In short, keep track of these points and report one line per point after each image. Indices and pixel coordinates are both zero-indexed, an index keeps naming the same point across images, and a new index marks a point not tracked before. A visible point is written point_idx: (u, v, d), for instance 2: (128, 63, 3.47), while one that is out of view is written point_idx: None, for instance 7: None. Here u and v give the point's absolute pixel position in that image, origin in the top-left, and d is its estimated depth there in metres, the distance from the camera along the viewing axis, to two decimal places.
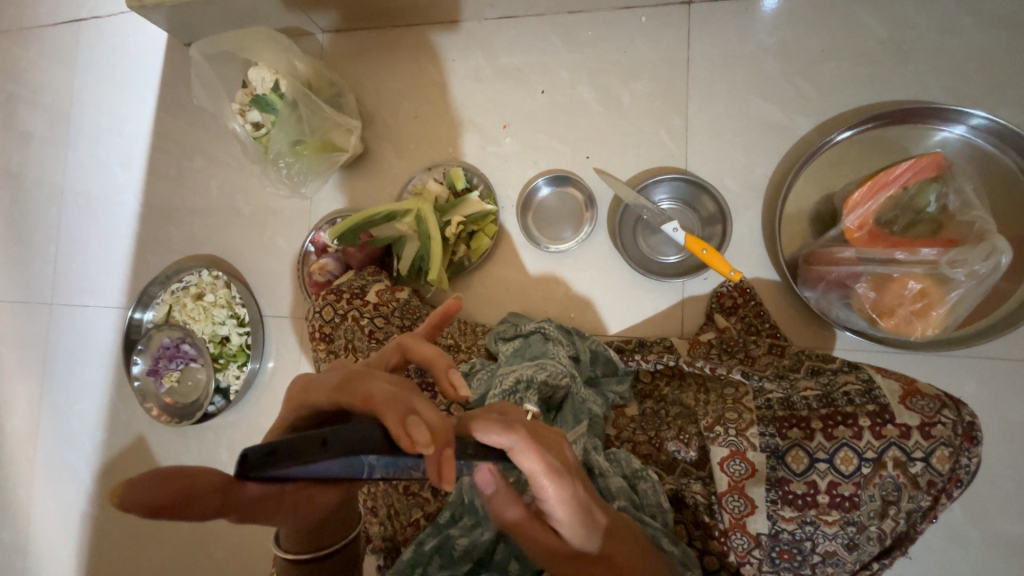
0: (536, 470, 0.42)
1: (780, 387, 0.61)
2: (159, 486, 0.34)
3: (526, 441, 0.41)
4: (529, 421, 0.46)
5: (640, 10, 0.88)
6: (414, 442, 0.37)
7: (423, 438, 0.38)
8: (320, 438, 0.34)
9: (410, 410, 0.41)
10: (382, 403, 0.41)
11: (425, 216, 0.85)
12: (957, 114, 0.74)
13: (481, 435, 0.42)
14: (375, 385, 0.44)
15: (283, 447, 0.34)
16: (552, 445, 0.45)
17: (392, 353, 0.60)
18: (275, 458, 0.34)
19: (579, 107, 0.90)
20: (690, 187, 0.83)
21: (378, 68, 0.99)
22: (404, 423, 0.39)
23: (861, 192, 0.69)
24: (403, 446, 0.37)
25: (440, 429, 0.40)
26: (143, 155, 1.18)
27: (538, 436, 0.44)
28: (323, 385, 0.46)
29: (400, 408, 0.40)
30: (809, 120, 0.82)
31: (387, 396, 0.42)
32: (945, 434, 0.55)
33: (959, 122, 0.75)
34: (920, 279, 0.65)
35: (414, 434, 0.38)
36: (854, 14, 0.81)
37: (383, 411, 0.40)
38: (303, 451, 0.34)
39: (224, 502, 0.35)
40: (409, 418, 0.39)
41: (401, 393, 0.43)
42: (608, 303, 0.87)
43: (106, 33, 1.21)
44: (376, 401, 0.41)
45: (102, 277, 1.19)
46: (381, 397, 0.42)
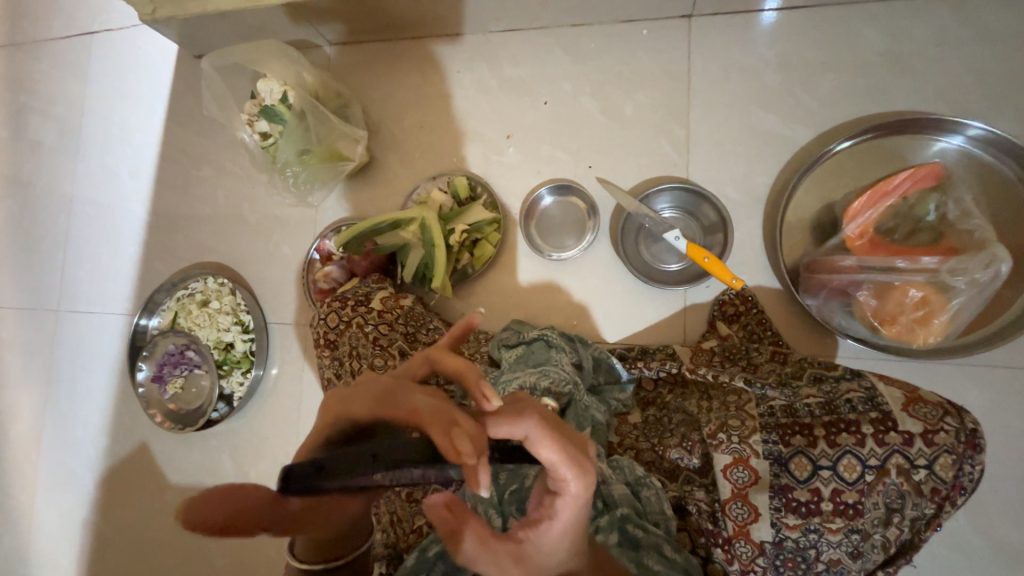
0: (556, 460, 0.43)
1: (783, 394, 0.61)
2: (217, 504, 0.34)
3: (543, 429, 0.43)
4: (543, 409, 0.46)
5: (642, 23, 0.90)
6: (460, 453, 0.40)
7: (465, 448, 0.41)
8: (370, 452, 0.39)
9: (451, 420, 0.43)
10: (427, 416, 0.43)
11: (429, 224, 0.86)
12: (954, 124, 0.74)
13: (495, 427, 0.44)
14: (416, 399, 0.45)
15: (331, 463, 0.37)
16: (568, 433, 0.46)
17: (420, 365, 0.57)
18: (325, 473, 0.37)
19: (582, 118, 0.91)
20: (691, 195, 0.84)
21: (383, 80, 1.01)
22: (450, 435, 0.41)
23: (860, 202, 0.69)
24: (451, 457, 0.40)
25: (478, 436, 0.42)
26: (151, 164, 1.20)
27: (554, 424, 0.45)
28: (361, 397, 0.44)
29: (444, 420, 0.43)
30: (808, 130, 0.83)
31: (430, 410, 0.44)
32: (948, 442, 0.55)
33: (956, 132, 0.75)
34: (920, 287, 0.65)
35: (458, 445, 0.41)
36: (852, 28, 0.83)
37: (428, 425, 0.42)
38: (350, 466, 0.38)
39: (272, 517, 0.35)
40: (452, 429, 0.41)
41: (443, 406, 0.45)
42: (609, 312, 0.88)
43: (118, 45, 1.24)
44: (420, 413, 0.43)
45: (109, 284, 1.21)
46: (426, 411, 0.43)
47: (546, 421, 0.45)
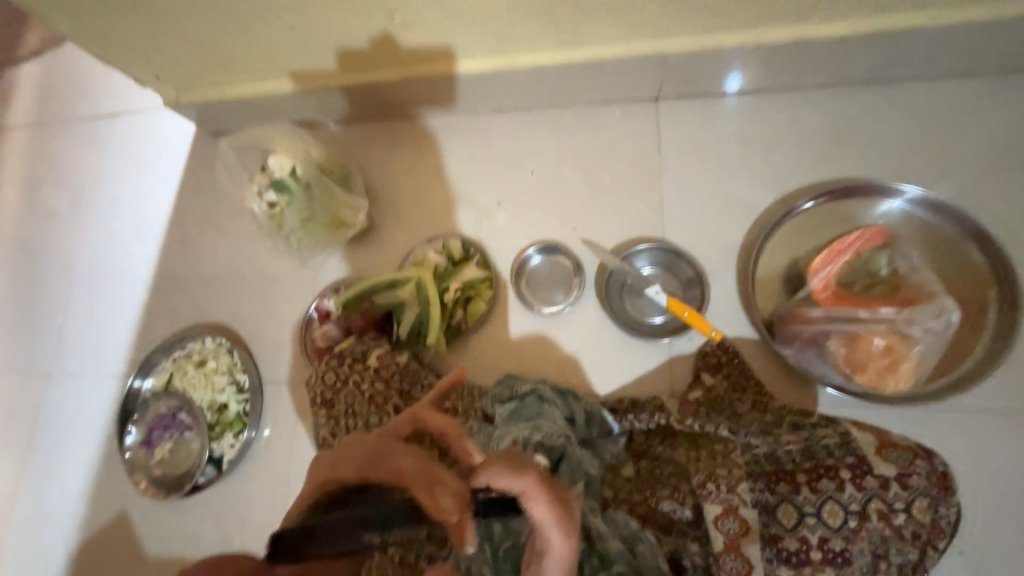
0: (545, 520, 0.47)
1: (765, 443, 0.63)
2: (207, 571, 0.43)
3: (538, 484, 0.47)
4: (540, 468, 0.50)
5: (615, 105, 1.02)
6: (442, 507, 0.48)
7: (448, 503, 0.48)
8: (361, 516, 0.46)
9: (435, 477, 0.51)
10: (413, 477, 0.50)
11: (425, 283, 0.92)
12: (894, 189, 0.83)
13: (493, 479, 0.48)
14: (402, 460, 0.53)
15: (319, 530, 0.45)
16: (552, 483, 0.49)
17: (405, 424, 0.65)
18: (312, 536, 0.45)
19: (565, 185, 1.00)
20: (665, 253, 0.91)
21: (385, 153, 1.11)
22: (432, 490, 0.49)
23: (820, 258, 0.77)
24: (434, 514, 0.47)
25: (461, 492, 0.50)
26: (159, 229, 1.27)
27: (543, 475, 0.50)
28: (351, 462, 0.54)
29: (426, 478, 0.51)
30: (770, 194, 0.91)
31: (414, 468, 0.52)
32: (921, 485, 0.59)
33: (895, 195, 0.84)
34: (884, 336, 0.70)
35: (441, 501, 0.48)
36: (797, 109, 0.95)
37: (413, 483, 0.50)
38: (343, 527, 0.45)
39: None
40: (435, 485, 0.50)
41: (427, 464, 0.53)
42: (598, 365, 0.91)
43: (139, 125, 1.35)
44: (405, 475, 0.50)
45: (105, 346, 1.22)
46: (410, 471, 0.51)
47: (541, 480, 0.49)
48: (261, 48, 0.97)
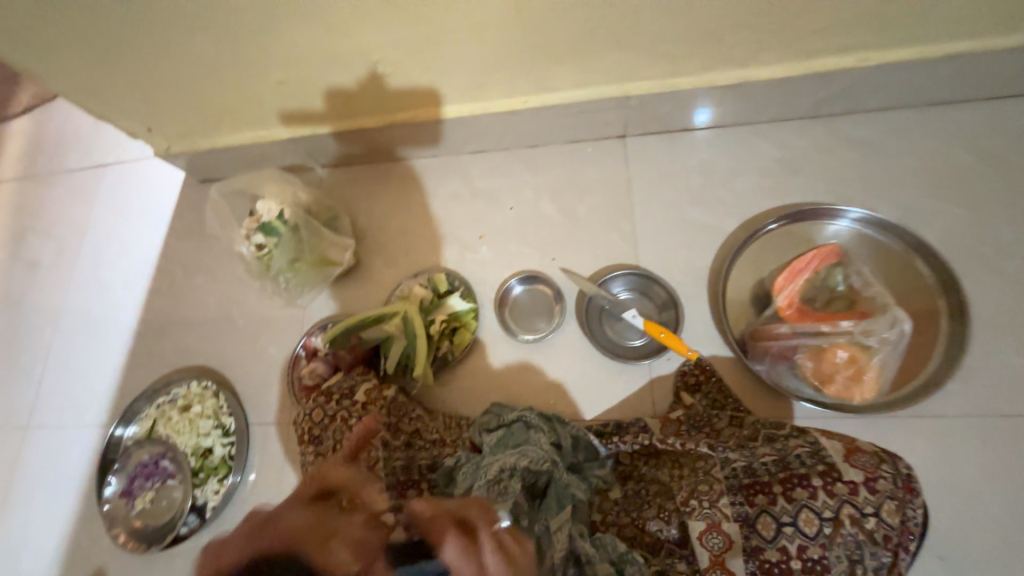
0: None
1: (743, 456, 0.65)
2: None
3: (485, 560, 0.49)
4: (473, 521, 0.52)
5: (586, 143, 1.09)
6: (342, 562, 0.46)
7: (347, 557, 0.47)
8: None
9: (331, 531, 0.49)
10: (304, 534, 0.47)
11: (411, 316, 0.94)
12: (841, 211, 0.89)
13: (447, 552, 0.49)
14: (291, 519, 0.50)
15: None
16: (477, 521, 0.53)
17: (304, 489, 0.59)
18: None
19: (543, 218, 1.06)
20: (640, 278, 0.96)
21: (370, 194, 1.16)
22: (329, 544, 0.47)
23: (782, 278, 0.82)
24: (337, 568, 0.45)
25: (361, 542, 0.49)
26: (146, 275, 1.28)
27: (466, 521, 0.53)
28: (236, 537, 0.48)
29: (322, 532, 0.48)
30: (733, 220, 0.97)
31: (307, 524, 0.49)
32: (888, 488, 0.61)
33: (842, 217, 0.90)
34: (846, 348, 0.75)
35: (340, 554, 0.47)
36: (752, 141, 1.01)
37: (305, 539, 0.47)
38: None
39: None
40: (332, 540, 0.48)
41: (321, 517, 0.50)
42: (582, 390, 0.93)
43: (129, 174, 1.39)
44: (295, 534, 0.47)
45: (86, 395, 1.21)
46: (302, 529, 0.48)
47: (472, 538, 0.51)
48: (248, 101, 1.03)
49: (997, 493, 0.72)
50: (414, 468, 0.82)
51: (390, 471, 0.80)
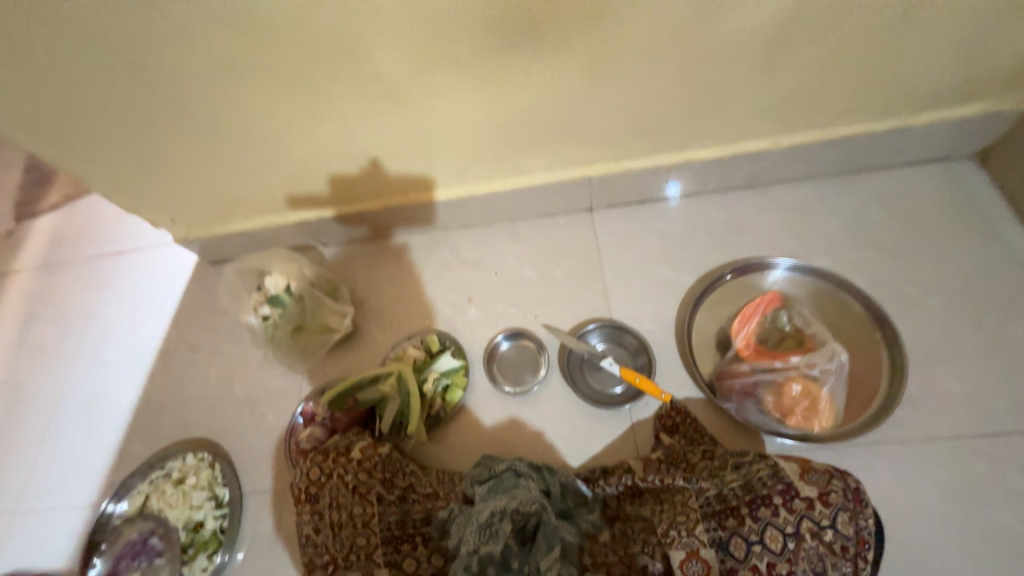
0: None
1: (714, 484, 0.72)
2: None
3: None
4: None
5: (559, 216, 1.24)
6: None
7: None
8: None
9: None
10: None
11: (405, 376, 1.01)
12: (775, 262, 1.02)
13: None
14: None
15: None
16: None
17: None
18: None
19: (525, 282, 1.18)
20: (613, 329, 1.05)
21: (369, 268, 1.29)
22: None
23: (737, 322, 0.92)
24: None
25: None
26: (151, 352, 1.35)
27: None
28: None
29: None
30: (692, 274, 1.09)
31: None
32: (840, 501, 0.69)
33: (777, 267, 1.02)
34: (800, 381, 0.83)
35: None
36: (700, 208, 1.15)
37: None
38: None
39: None
40: None
41: None
42: (568, 439, 0.98)
43: (145, 260, 1.52)
44: None
45: (77, 475, 1.21)
46: None
47: None
48: (263, 193, 1.18)
49: (947, 512, 0.79)
50: (410, 522, 0.86)
51: (387, 527, 0.85)
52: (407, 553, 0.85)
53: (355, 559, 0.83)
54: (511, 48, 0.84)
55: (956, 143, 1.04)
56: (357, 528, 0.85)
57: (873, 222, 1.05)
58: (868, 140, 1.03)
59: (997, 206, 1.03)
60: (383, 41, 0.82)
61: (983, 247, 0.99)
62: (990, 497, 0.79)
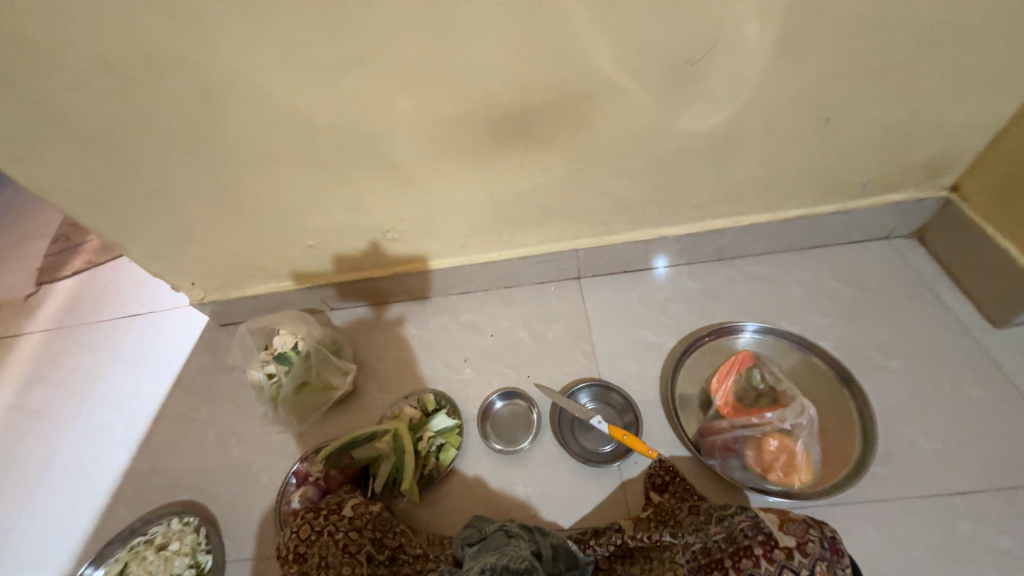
0: None
1: (699, 537, 0.77)
2: None
3: None
4: None
5: (550, 283, 1.35)
6: None
7: None
8: None
9: None
10: None
11: (401, 433, 1.04)
12: (744, 326, 1.11)
13: None
14: None
15: None
16: None
17: None
18: None
19: (518, 343, 1.25)
20: (600, 388, 1.11)
21: (371, 330, 1.37)
22: None
23: (715, 380, 0.98)
24: None
25: None
26: (150, 411, 1.37)
27: None
28: None
29: None
30: (673, 337, 1.17)
31: None
32: (817, 550, 0.73)
33: (747, 331, 1.12)
34: (777, 437, 0.88)
35: None
36: (679, 277, 1.27)
37: None
38: None
39: None
40: None
41: None
42: (559, 499, 0.99)
43: (156, 322, 1.60)
44: None
45: (55, 542, 1.18)
46: None
47: None
48: (281, 260, 1.29)
49: (931, 569, 0.80)
50: None
51: None
52: None
53: None
54: (507, 142, 1.00)
55: (894, 224, 1.19)
56: None
57: (833, 290, 1.16)
58: (820, 219, 1.17)
59: (938, 277, 1.15)
60: (402, 136, 0.99)
61: (932, 313, 1.09)
62: (970, 556, 0.81)
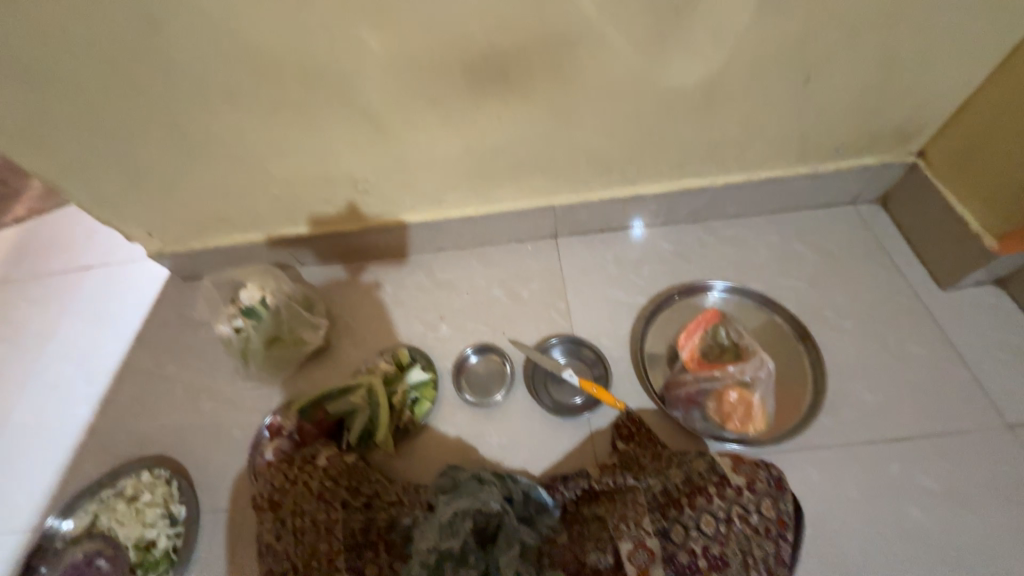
0: None
1: (660, 480, 0.82)
2: None
3: None
4: None
5: (527, 242, 1.34)
6: None
7: None
8: None
9: None
10: None
11: (375, 388, 1.05)
12: (713, 285, 1.15)
13: None
14: None
15: None
16: None
17: None
18: None
19: (493, 301, 1.25)
20: (572, 344, 1.13)
21: (344, 287, 1.33)
22: None
23: (683, 337, 1.02)
24: None
25: None
26: (112, 367, 1.32)
27: None
28: None
29: None
30: (645, 297, 1.19)
31: None
32: (765, 488, 0.80)
33: (715, 290, 1.16)
34: (736, 389, 0.92)
35: None
36: (654, 238, 1.28)
37: None
38: None
39: None
40: None
41: None
42: (530, 448, 1.03)
43: (112, 276, 1.51)
44: None
45: (17, 497, 1.16)
46: None
47: None
48: (245, 212, 1.23)
49: (863, 504, 0.89)
50: (373, 530, 0.88)
51: (350, 533, 0.86)
52: (369, 559, 0.86)
53: (317, 565, 0.83)
54: (485, 91, 0.96)
55: (861, 190, 1.23)
56: (319, 533, 0.85)
57: (799, 253, 1.20)
58: (793, 182, 1.19)
59: (897, 242, 1.20)
60: (372, 79, 0.93)
61: (888, 277, 1.15)
62: (897, 494, 0.90)
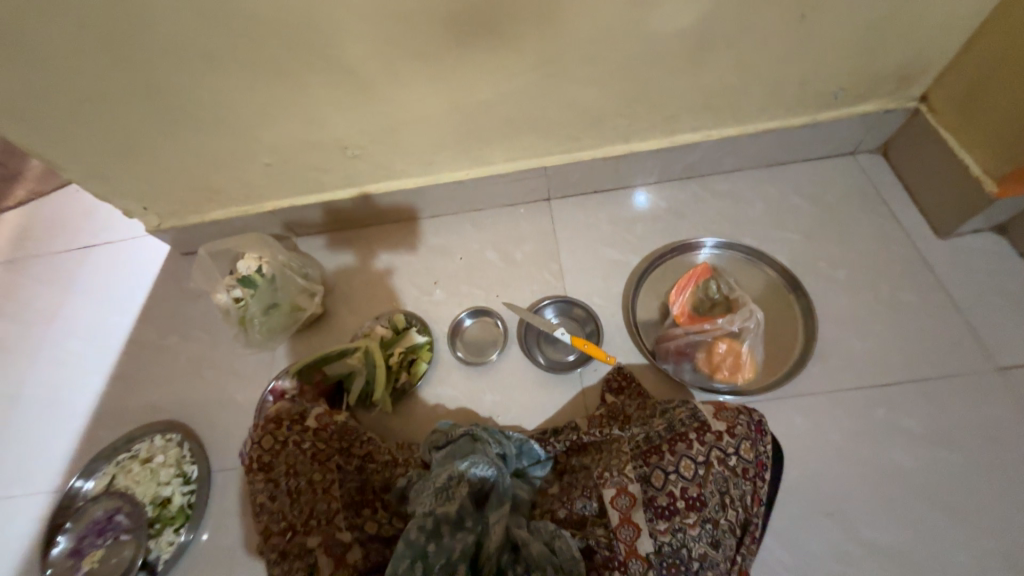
0: None
1: (643, 430, 0.85)
2: None
3: None
4: None
5: (520, 206, 1.33)
6: None
7: None
8: None
9: None
10: None
11: (372, 349, 1.07)
12: (704, 242, 1.14)
13: None
14: None
15: None
16: None
17: None
18: None
19: (486, 264, 1.26)
20: (564, 304, 1.14)
21: (339, 255, 1.34)
22: None
23: (674, 292, 1.02)
24: None
25: None
26: (119, 339, 1.36)
27: None
28: None
29: None
30: (638, 256, 1.19)
31: None
32: (744, 432, 0.83)
33: (706, 247, 1.14)
34: (726, 341, 0.94)
35: None
36: (648, 197, 1.26)
37: None
38: None
39: None
40: None
41: None
42: (523, 404, 1.06)
43: (114, 252, 1.54)
44: None
45: (39, 461, 1.22)
46: None
47: None
48: (237, 182, 1.23)
49: (848, 448, 0.91)
50: (371, 486, 0.93)
51: (348, 491, 0.90)
52: (368, 516, 0.89)
53: (315, 523, 0.86)
54: (469, 45, 0.93)
55: (861, 139, 1.19)
56: (317, 494, 0.89)
57: (796, 207, 1.18)
58: (790, 134, 1.16)
59: (896, 192, 1.17)
60: (351, 34, 0.90)
61: (885, 227, 1.13)
62: (883, 438, 0.91)
